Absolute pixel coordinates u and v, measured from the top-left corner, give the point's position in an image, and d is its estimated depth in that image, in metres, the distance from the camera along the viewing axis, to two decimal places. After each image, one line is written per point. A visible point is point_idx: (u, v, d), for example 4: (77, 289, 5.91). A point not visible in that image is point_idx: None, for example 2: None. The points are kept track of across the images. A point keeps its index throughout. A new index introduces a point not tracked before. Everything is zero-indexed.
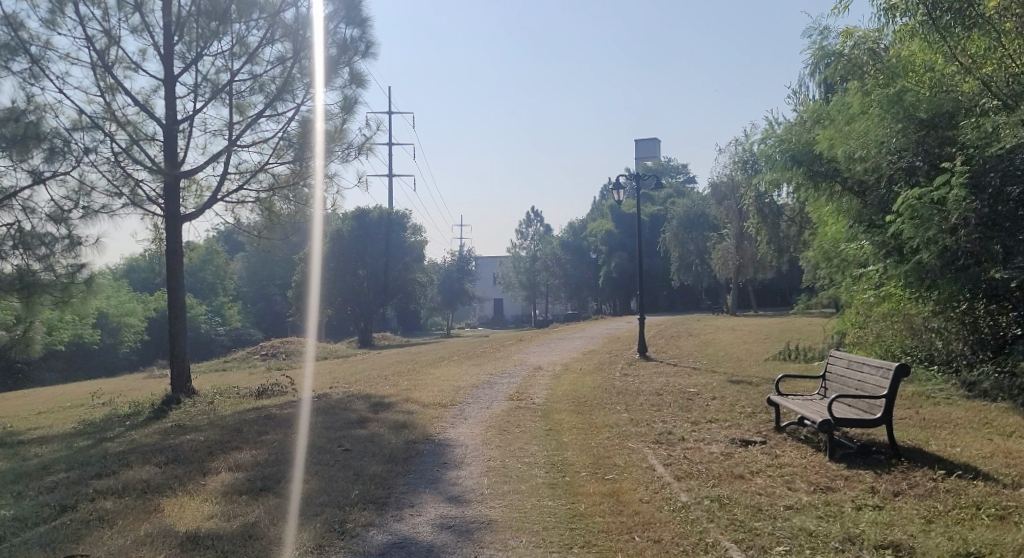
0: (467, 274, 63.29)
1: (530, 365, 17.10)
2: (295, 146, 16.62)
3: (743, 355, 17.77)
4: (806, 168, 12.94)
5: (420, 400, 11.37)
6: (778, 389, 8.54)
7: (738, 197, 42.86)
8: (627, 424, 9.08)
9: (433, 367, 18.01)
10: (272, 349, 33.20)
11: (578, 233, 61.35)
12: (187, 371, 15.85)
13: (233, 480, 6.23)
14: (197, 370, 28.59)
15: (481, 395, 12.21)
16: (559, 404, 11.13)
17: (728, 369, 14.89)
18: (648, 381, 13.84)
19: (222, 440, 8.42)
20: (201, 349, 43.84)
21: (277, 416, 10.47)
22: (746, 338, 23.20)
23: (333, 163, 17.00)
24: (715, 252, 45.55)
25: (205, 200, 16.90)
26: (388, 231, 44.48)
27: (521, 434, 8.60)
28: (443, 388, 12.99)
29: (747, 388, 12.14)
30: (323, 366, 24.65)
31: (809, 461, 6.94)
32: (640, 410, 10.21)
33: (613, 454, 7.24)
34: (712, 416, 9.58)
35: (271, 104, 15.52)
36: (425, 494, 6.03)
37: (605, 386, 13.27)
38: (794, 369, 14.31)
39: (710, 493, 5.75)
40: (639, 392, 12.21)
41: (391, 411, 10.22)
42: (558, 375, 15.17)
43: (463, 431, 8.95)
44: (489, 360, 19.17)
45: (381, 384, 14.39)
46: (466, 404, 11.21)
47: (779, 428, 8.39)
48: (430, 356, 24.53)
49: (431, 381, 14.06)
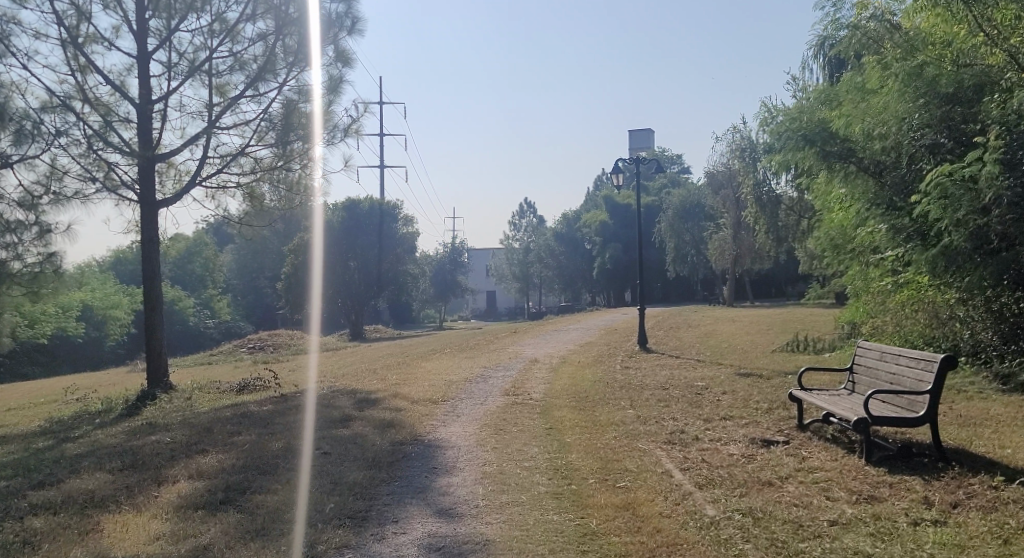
0: (460, 265, 62.53)
1: (527, 358, 16.36)
2: (278, 128, 15.77)
3: (748, 347, 17.06)
4: (819, 147, 12.14)
5: (408, 395, 10.59)
6: (800, 384, 7.79)
7: (735, 185, 42.07)
8: (634, 422, 8.33)
9: (424, 360, 17.25)
10: (260, 342, 32.35)
11: (572, 225, 60.65)
12: (164, 366, 15.05)
13: (191, 492, 5.44)
14: (181, 364, 27.71)
15: (474, 390, 11.44)
16: (558, 399, 10.37)
17: (734, 362, 14.20)
18: (652, 374, 13.10)
19: (188, 441, 7.61)
20: (189, 343, 42.92)
21: (254, 414, 9.67)
22: (748, 329, 22.53)
23: (317, 147, 16.13)
24: (711, 242, 44.90)
25: (183, 185, 16.05)
26: (379, 222, 43.63)
27: (519, 434, 7.83)
28: (435, 382, 12.22)
29: (758, 382, 11.40)
30: (312, 360, 23.85)
31: (843, 464, 6.19)
32: (647, 407, 9.45)
33: (623, 457, 6.49)
34: (725, 413, 8.84)
35: (252, 84, 14.65)
36: (411, 507, 5.26)
37: (606, 379, 12.53)
38: (803, 361, 13.64)
39: (740, 505, 5.00)
40: (643, 386, 11.45)
41: (377, 408, 9.44)
42: (556, 368, 14.40)
43: (456, 430, 8.19)
44: (484, 352, 18.42)
45: (369, 378, 13.62)
46: (459, 400, 10.43)
47: (802, 426, 7.65)
48: (421, 349, 23.73)
49: (422, 376, 13.29)
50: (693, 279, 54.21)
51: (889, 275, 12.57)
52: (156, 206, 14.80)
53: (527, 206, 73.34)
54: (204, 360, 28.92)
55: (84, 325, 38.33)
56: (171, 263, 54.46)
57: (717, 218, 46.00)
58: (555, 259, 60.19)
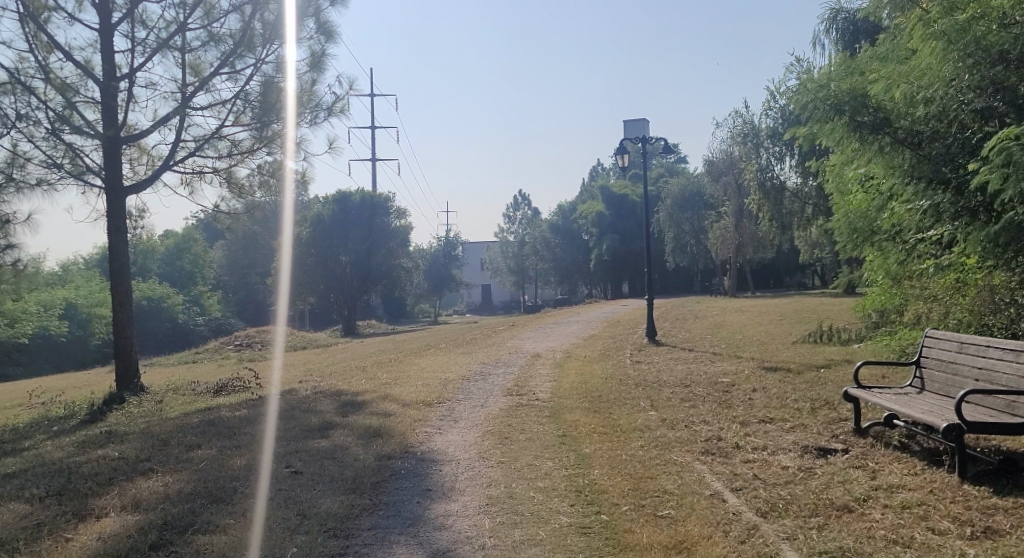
0: (455, 259, 61.36)
1: (528, 353, 15.22)
2: (256, 108, 14.53)
3: (765, 339, 15.93)
4: (849, 117, 10.92)
5: (400, 397, 9.39)
6: (857, 382, 6.68)
7: (737, 171, 40.95)
8: (661, 427, 7.15)
9: (418, 357, 16.07)
10: (248, 339, 31.14)
11: (568, 216, 59.45)
12: (135, 366, 13.83)
13: (118, 532, 4.26)
14: (163, 363, 26.50)
15: (473, 390, 10.27)
16: (569, 399, 9.17)
17: (754, 355, 13.07)
18: (666, 368, 11.96)
19: (136, 457, 6.39)
20: (177, 341, 41.56)
21: (222, 421, 8.47)
22: (759, 319, 21.40)
23: (299, 128, 14.92)
24: (712, 230, 43.85)
25: (155, 171, 14.79)
26: (371, 215, 42.34)
27: (528, 444, 6.65)
28: (429, 381, 11.08)
29: (790, 377, 10.24)
30: (301, 357, 22.66)
31: (930, 480, 5.04)
32: (671, 407, 8.29)
33: (659, 475, 5.35)
34: (764, 414, 7.68)
35: (227, 61, 13.44)
36: (399, 548, 4.10)
37: (617, 375, 11.38)
38: (833, 353, 12.51)
39: (826, 545, 3.88)
40: (661, 382, 10.28)
41: (363, 413, 8.27)
42: (561, 364, 13.24)
43: (455, 440, 7.00)
44: (481, 347, 17.27)
45: (358, 377, 12.47)
46: (457, 402, 9.23)
47: (862, 430, 6.52)
48: (415, 344, 22.55)
49: (416, 374, 12.10)
50: (692, 269, 53.21)
51: (930, 258, 11.43)
52: (125, 193, 13.51)
53: (521, 197, 72.07)
54: (190, 358, 27.69)
55: (68, 324, 36.96)
56: (160, 259, 53.08)
57: (718, 206, 44.92)
58: (551, 252, 59.05)
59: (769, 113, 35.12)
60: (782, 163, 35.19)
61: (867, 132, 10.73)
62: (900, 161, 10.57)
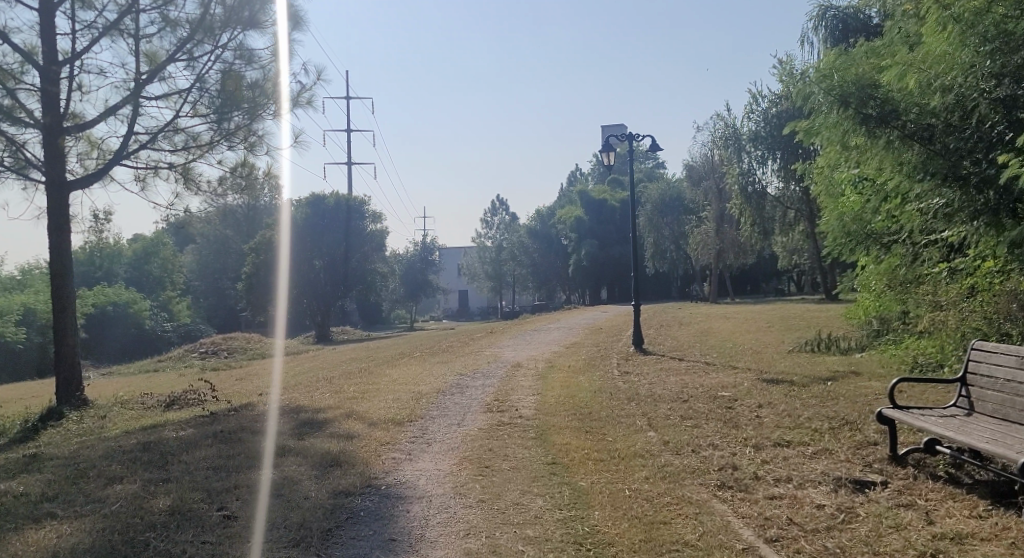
0: (432, 264, 60.25)
1: (508, 363, 14.23)
2: (216, 99, 13.45)
3: (757, 348, 15.03)
4: (856, 109, 10.11)
5: (365, 416, 8.32)
6: (893, 402, 5.80)
7: (718, 175, 40.28)
8: (664, 453, 6.21)
9: (388, 367, 14.96)
10: (213, 346, 29.82)
11: (547, 221, 58.59)
12: (76, 378, 12.67)
13: None
14: (124, 372, 25.18)
15: (448, 406, 9.25)
16: (555, 417, 8.19)
17: (751, 365, 12.17)
18: (658, 380, 11.03)
19: (40, 494, 5.31)
20: (143, 349, 40.00)
21: (159, 444, 7.38)
22: (747, 326, 20.58)
23: (262, 122, 13.80)
24: (693, 235, 43.07)
25: (104, 165, 13.64)
26: (346, 218, 41.21)
27: (514, 476, 5.67)
28: (400, 395, 10.06)
29: (795, 391, 9.36)
30: (266, 366, 21.45)
31: (1005, 531, 4.14)
32: (671, 429, 7.33)
33: (674, 521, 4.43)
34: (779, 437, 6.73)
35: (182, 48, 12.36)
36: None
37: (606, 388, 10.44)
38: (836, 363, 11.61)
39: None
40: (656, 397, 9.32)
41: (322, 435, 7.24)
42: (544, 375, 12.24)
43: (427, 470, 5.99)
44: (459, 356, 16.24)
45: (324, 389, 11.42)
46: (430, 421, 8.19)
47: (899, 458, 5.61)
48: (388, 352, 21.39)
49: (385, 387, 11.02)
50: (672, 275, 52.47)
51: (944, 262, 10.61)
52: (68, 188, 12.35)
53: (499, 201, 71.07)
54: (150, 367, 26.34)
55: (26, 330, 35.36)
56: (127, 264, 51.38)
57: (699, 211, 44.20)
58: (529, 257, 58.21)
59: (750, 116, 34.42)
60: (764, 168, 34.44)
61: (874, 125, 9.93)
62: (909, 157, 9.79)
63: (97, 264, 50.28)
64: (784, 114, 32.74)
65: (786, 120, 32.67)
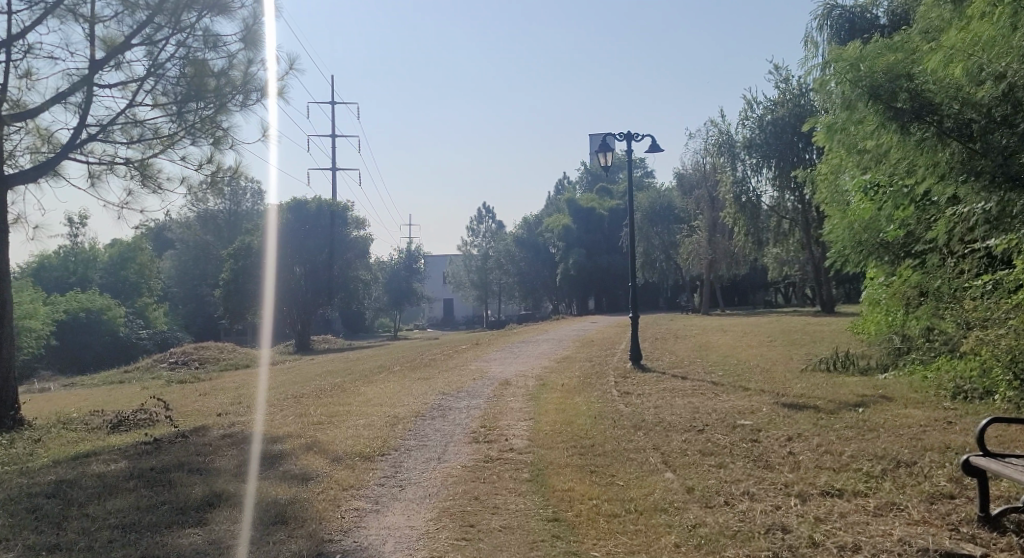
0: (417, 272, 58.91)
1: (496, 380, 13.03)
2: (179, 88, 12.11)
3: (765, 365, 13.87)
4: (886, 103, 9.12)
5: (327, 449, 7.03)
6: (982, 447, 4.65)
7: (711, 183, 39.31)
8: (692, 507, 5.04)
9: (362, 384, 13.65)
10: (184, 356, 28.39)
11: (533, 229, 57.10)
12: (11, 395, 11.33)
13: None
14: (89, 384, 23.77)
15: (428, 436, 8.02)
16: (553, 450, 6.98)
17: (765, 388, 10.99)
18: (664, 404, 9.85)
19: None
20: (117, 357, 38.44)
21: (76, 484, 6.11)
22: (748, 340, 19.50)
23: (230, 115, 12.47)
24: (683, 245, 41.95)
25: (51, 160, 12.27)
26: (330, 224, 39.81)
27: (510, 542, 4.46)
28: (373, 420, 8.83)
29: (826, 420, 8.20)
30: (236, 380, 20.09)
31: None
32: (696, 471, 6.13)
33: None
34: (828, 483, 5.56)
35: (141, 31, 11.06)
36: None
37: (606, 413, 9.23)
38: (858, 386, 10.45)
39: None
40: (667, 426, 8.14)
41: (274, 477, 5.99)
42: (535, 396, 11.02)
43: (399, 529, 4.77)
44: (442, 371, 15.01)
45: (289, 411, 10.16)
46: (405, 455, 6.95)
47: (992, 519, 4.44)
48: (366, 365, 20.06)
49: (355, 409, 9.74)
50: (662, 286, 51.43)
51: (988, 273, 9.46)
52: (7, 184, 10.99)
53: (485, 208, 69.78)
54: (117, 378, 24.88)
55: None
56: (102, 270, 49.80)
57: (690, 220, 43.09)
58: (515, 265, 56.75)
59: (745, 123, 33.33)
60: (758, 176, 33.44)
61: (908, 120, 8.91)
62: (946, 156, 8.76)
63: (71, 269, 49.00)
64: (780, 121, 31.75)
65: (782, 127, 31.71)
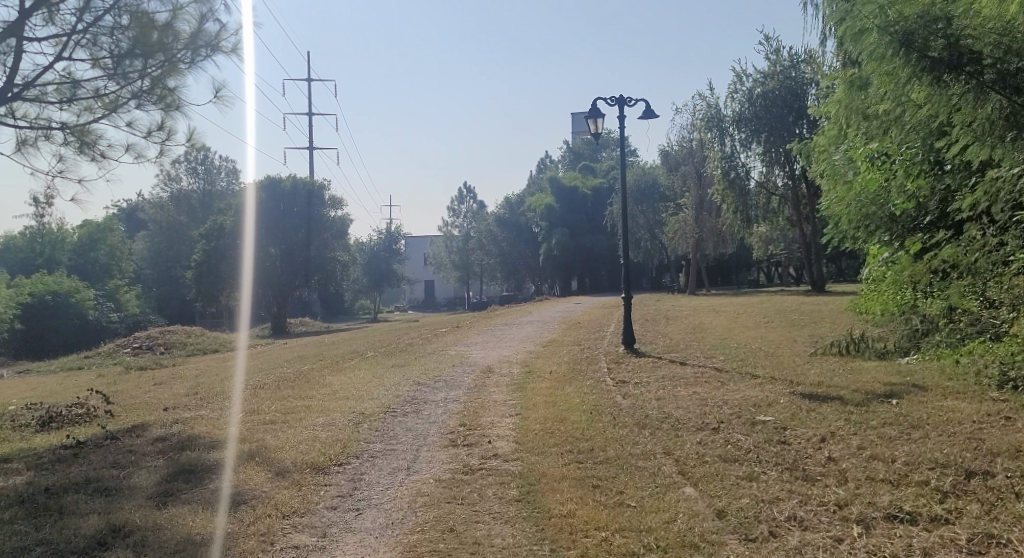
0: (396, 253, 57.31)
1: (478, 368, 11.84)
2: (113, 41, 9.83)
3: (768, 349, 12.78)
4: (919, 52, 8.10)
5: (271, 459, 5.82)
6: None
7: (698, 159, 38.03)
8: (731, 542, 3.98)
9: (330, 372, 12.41)
10: (149, 340, 27.00)
11: (515, 209, 55.58)
12: None
13: None
14: (46, 371, 22.33)
15: (398, 438, 6.82)
16: (543, 458, 5.84)
17: (776, 375, 9.87)
18: (666, 395, 8.70)
19: None
20: (85, 341, 36.88)
21: None
22: (744, 321, 18.43)
23: (175, 72, 10.20)
24: (669, 224, 40.78)
25: None
26: (306, 204, 38.26)
27: None
28: (336, 419, 7.63)
29: (856, 413, 7.14)
30: (201, 367, 18.74)
31: None
32: (722, 484, 5.03)
33: None
34: (889, 499, 4.49)
35: None
36: None
37: (603, 407, 8.08)
38: (880, 373, 9.35)
39: None
40: (675, 423, 7.03)
41: (198, 502, 4.77)
42: (522, 385, 9.86)
43: None
44: (420, 357, 13.79)
45: (244, 406, 8.93)
46: (367, 466, 5.76)
47: None
48: (340, 350, 18.80)
49: (316, 405, 8.52)
50: (647, 265, 50.32)
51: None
52: None
53: (467, 189, 68.29)
54: (75, 365, 23.37)
55: None
56: (71, 251, 47.74)
57: (676, 198, 41.85)
58: (496, 246, 55.43)
59: (734, 96, 31.98)
60: (747, 151, 32.18)
61: (944, 71, 7.97)
62: (984, 113, 7.91)
63: (37, 251, 47.36)
64: (771, 93, 30.68)
65: (772, 100, 30.63)
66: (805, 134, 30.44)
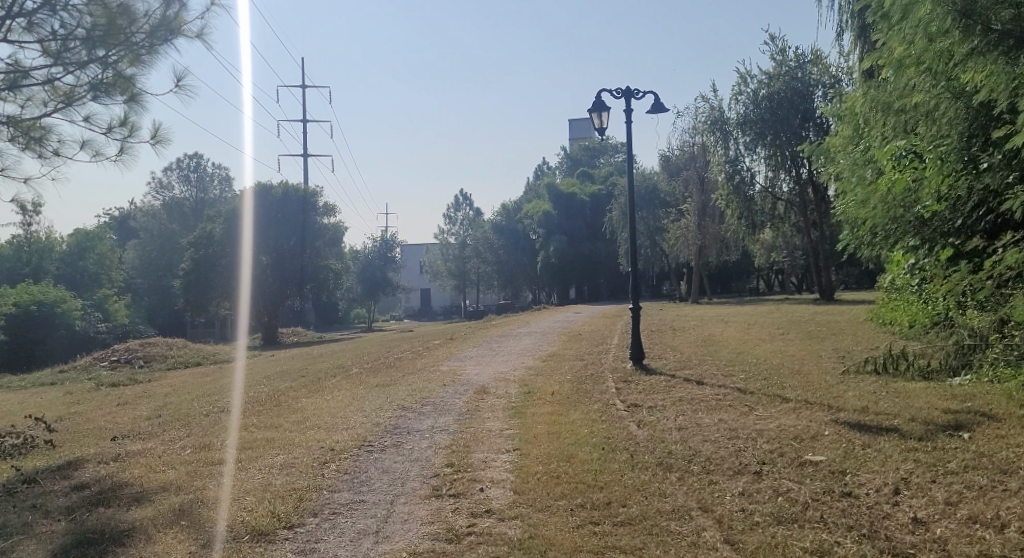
0: (390, 262, 56.06)
1: (472, 387, 10.59)
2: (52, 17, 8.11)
3: (792, 365, 11.56)
4: (984, 27, 6.85)
5: (204, 521, 4.60)
6: None
7: (700, 164, 36.85)
8: None
9: (308, 393, 11.15)
10: (128, 353, 25.74)
11: (512, 216, 54.37)
12: None
13: None
14: (16, 387, 20.93)
15: (370, 484, 5.59)
16: (551, 517, 4.63)
17: (810, 398, 8.63)
18: (689, 425, 7.45)
19: None
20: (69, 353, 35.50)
21: None
22: (757, 332, 17.19)
23: (129, 57, 8.48)
24: (671, 231, 39.60)
25: None
26: (299, 212, 37.02)
27: None
28: (300, 457, 6.39)
29: (923, 451, 5.91)
30: (176, 383, 17.40)
31: None
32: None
33: None
34: None
35: None
36: None
37: (617, 441, 6.83)
38: (932, 397, 8.12)
39: None
40: (710, 465, 5.79)
41: None
42: (521, 410, 8.61)
43: None
44: (409, 374, 12.53)
45: (201, 438, 7.68)
46: (327, 529, 4.54)
47: None
48: (325, 365, 17.47)
49: (280, 438, 7.27)
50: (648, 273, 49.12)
51: None
52: None
53: (462, 197, 67.06)
54: (49, 380, 22.08)
55: None
56: (58, 260, 46.22)
57: (677, 203, 40.69)
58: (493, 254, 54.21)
59: (738, 98, 30.80)
60: (752, 155, 30.94)
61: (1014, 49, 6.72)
62: None
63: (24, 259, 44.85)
64: (776, 95, 29.53)
65: (777, 102, 29.50)
66: (812, 137, 29.27)
